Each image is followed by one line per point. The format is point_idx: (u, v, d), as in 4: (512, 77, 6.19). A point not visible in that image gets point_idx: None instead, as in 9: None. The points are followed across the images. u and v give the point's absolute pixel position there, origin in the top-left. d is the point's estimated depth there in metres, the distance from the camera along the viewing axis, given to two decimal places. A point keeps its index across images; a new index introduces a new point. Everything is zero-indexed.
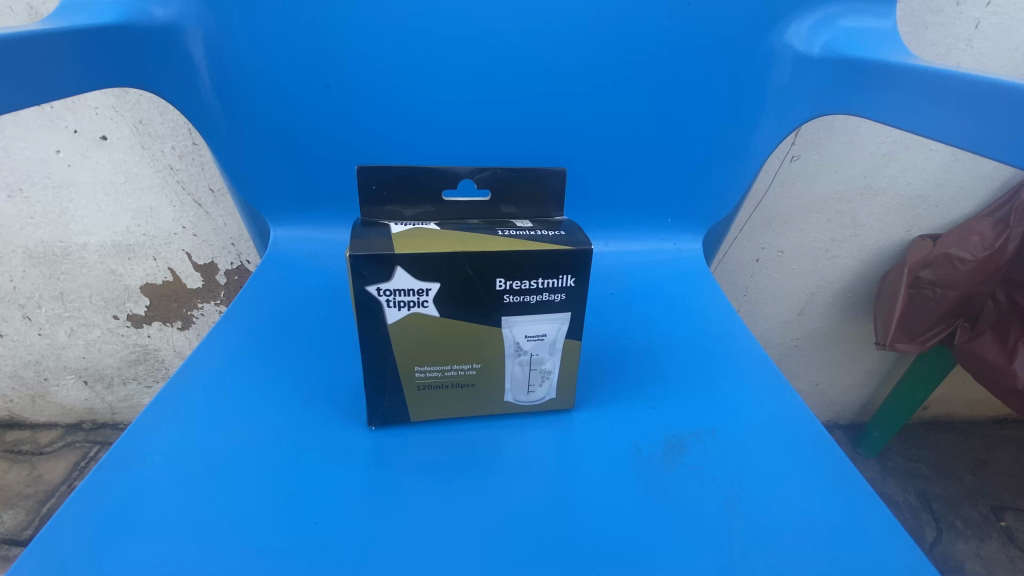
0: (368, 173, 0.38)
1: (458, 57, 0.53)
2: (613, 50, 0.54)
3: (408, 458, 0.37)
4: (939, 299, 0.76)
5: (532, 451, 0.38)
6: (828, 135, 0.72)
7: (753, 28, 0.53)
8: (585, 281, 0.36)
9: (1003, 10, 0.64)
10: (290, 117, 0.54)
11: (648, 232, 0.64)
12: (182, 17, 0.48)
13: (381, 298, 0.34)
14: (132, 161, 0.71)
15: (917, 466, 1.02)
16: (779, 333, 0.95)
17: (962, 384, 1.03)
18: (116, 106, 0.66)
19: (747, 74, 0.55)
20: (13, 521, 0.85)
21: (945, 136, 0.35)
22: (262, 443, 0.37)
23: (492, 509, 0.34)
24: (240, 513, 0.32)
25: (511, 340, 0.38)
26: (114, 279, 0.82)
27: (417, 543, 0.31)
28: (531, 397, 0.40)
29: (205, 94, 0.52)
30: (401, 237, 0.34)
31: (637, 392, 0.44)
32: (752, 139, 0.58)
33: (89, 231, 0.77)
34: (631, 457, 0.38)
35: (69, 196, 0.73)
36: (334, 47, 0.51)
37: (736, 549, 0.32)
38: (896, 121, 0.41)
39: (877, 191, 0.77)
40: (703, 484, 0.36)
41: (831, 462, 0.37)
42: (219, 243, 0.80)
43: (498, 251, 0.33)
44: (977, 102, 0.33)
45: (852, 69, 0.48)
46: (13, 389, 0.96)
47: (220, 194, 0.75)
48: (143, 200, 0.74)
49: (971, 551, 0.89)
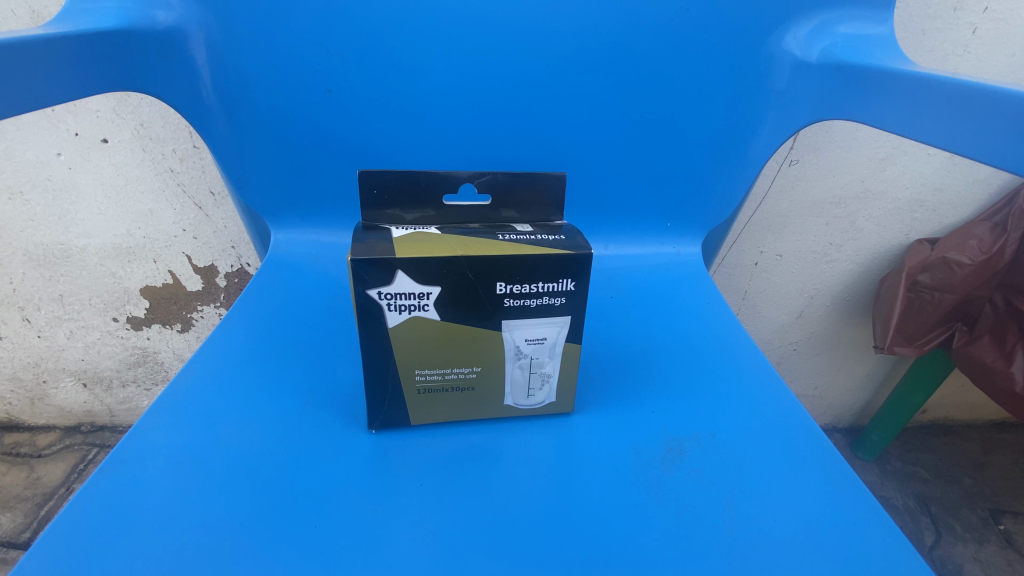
0: (368, 177, 0.37)
1: (459, 63, 0.53)
2: (612, 55, 0.54)
3: (409, 461, 0.37)
4: (937, 304, 0.76)
5: (532, 454, 0.38)
6: (827, 139, 0.73)
7: (752, 33, 0.53)
8: (585, 285, 0.36)
9: (1001, 15, 0.64)
10: (290, 120, 0.54)
11: (648, 236, 0.64)
12: (183, 22, 0.48)
13: (382, 302, 0.34)
14: (132, 164, 0.71)
15: (915, 469, 1.02)
16: (777, 337, 0.96)
17: (960, 388, 1.03)
18: (116, 109, 0.67)
19: (746, 79, 0.55)
20: (11, 524, 0.85)
21: (941, 141, 0.36)
22: (263, 445, 0.37)
23: (491, 512, 0.34)
24: (241, 516, 0.32)
25: (511, 344, 0.38)
26: (114, 282, 0.82)
27: (418, 544, 0.32)
28: (531, 401, 0.40)
29: (206, 98, 0.52)
30: (401, 241, 0.34)
31: (636, 395, 0.44)
32: (752, 143, 0.58)
33: (90, 234, 0.77)
34: (631, 460, 0.38)
35: (69, 199, 0.73)
36: (335, 51, 0.51)
37: (737, 552, 0.32)
38: (894, 126, 0.41)
39: (875, 196, 0.78)
40: (702, 487, 0.36)
41: (829, 466, 0.38)
42: (219, 246, 0.80)
43: (498, 255, 0.34)
44: (974, 108, 0.33)
45: (850, 75, 0.48)
46: (11, 391, 0.96)
47: (220, 197, 0.75)
48: (143, 203, 0.74)
49: (970, 554, 0.89)
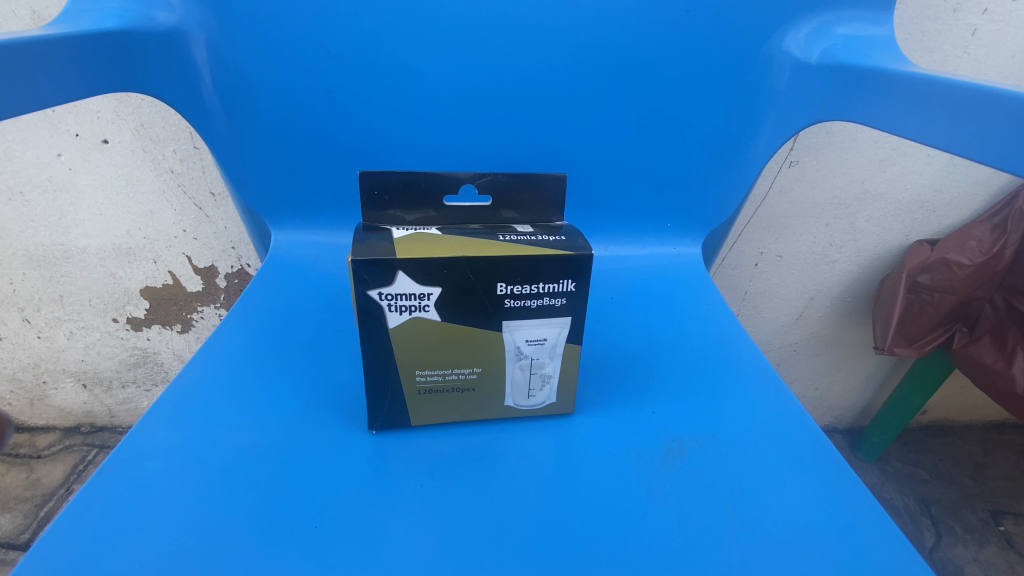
0: (369, 178, 0.37)
1: (459, 63, 0.54)
2: (612, 56, 0.54)
3: (409, 461, 0.37)
4: (937, 304, 0.76)
5: (532, 455, 0.38)
6: (826, 140, 0.73)
7: (752, 34, 0.53)
8: (586, 285, 0.36)
9: (1000, 17, 0.64)
10: (291, 120, 0.54)
11: (648, 237, 0.64)
12: (185, 22, 0.49)
13: (382, 302, 0.34)
14: (132, 165, 0.71)
15: (915, 470, 1.02)
16: (777, 337, 0.96)
17: (960, 388, 1.03)
18: (117, 110, 0.67)
19: (746, 80, 0.55)
20: (10, 525, 0.85)
21: (941, 142, 0.36)
22: (263, 446, 0.37)
23: (491, 512, 0.34)
24: (242, 516, 0.32)
25: (511, 344, 0.38)
26: (114, 283, 0.82)
27: (418, 544, 0.32)
28: (531, 402, 0.40)
29: (207, 98, 0.52)
30: (402, 242, 0.34)
31: (637, 395, 0.44)
32: (752, 144, 0.58)
33: (90, 235, 0.77)
34: (632, 461, 0.38)
35: (70, 200, 0.73)
36: (336, 52, 0.51)
37: (738, 554, 0.32)
38: (894, 128, 0.41)
39: (874, 197, 0.78)
40: (703, 488, 0.36)
41: (829, 466, 0.38)
42: (219, 246, 0.80)
43: (498, 255, 0.34)
44: (973, 109, 0.33)
45: (850, 76, 0.48)
46: (11, 392, 0.95)
47: (220, 198, 0.75)
48: (143, 203, 0.74)
49: (970, 555, 0.89)
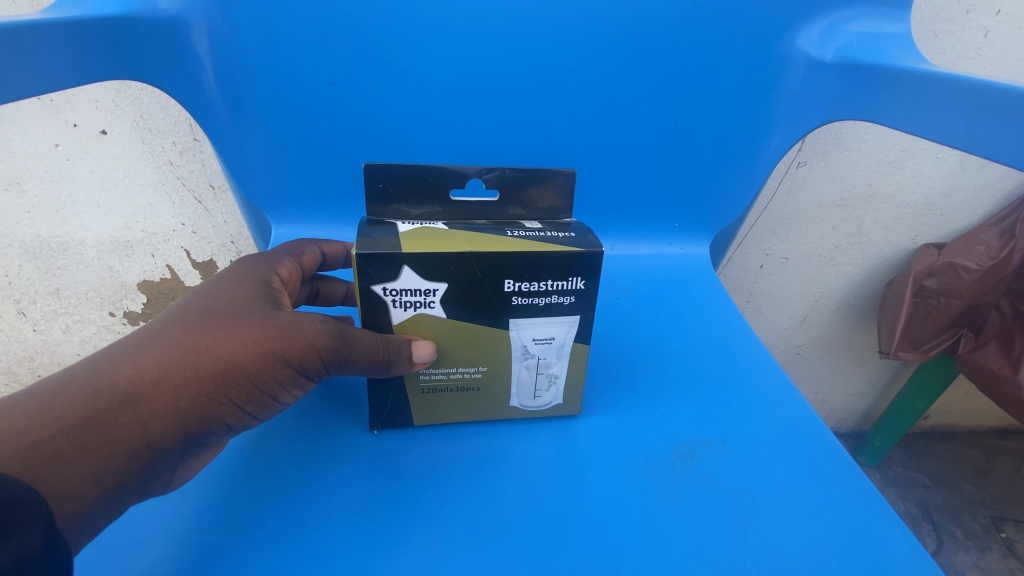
0: (374, 170, 0.36)
1: (464, 57, 0.52)
2: (620, 50, 0.53)
3: (412, 462, 0.36)
4: (943, 308, 0.75)
5: (537, 459, 0.37)
6: (834, 142, 0.72)
7: (766, 30, 0.52)
8: (596, 283, 0.35)
9: (1013, 19, 0.63)
10: (293, 112, 0.53)
11: (655, 237, 0.64)
12: (186, 10, 0.47)
13: (387, 298, 0.33)
14: (132, 156, 0.68)
15: (918, 476, 1.02)
16: (781, 339, 0.95)
17: (963, 394, 1.03)
18: (116, 100, 0.64)
19: (758, 79, 0.54)
20: None
21: (957, 141, 0.35)
22: (262, 446, 0.36)
23: (495, 517, 0.33)
24: (240, 519, 0.31)
25: (518, 343, 0.36)
26: (111, 277, 0.76)
27: (421, 550, 0.31)
28: (537, 402, 0.39)
29: (209, 89, 0.51)
30: (408, 236, 0.33)
31: (645, 398, 0.43)
32: (762, 143, 0.57)
33: (87, 227, 0.71)
34: (640, 465, 0.37)
35: (68, 191, 0.68)
36: (339, 43, 0.50)
37: (750, 562, 0.31)
38: (911, 127, 0.40)
39: (882, 200, 0.77)
40: (714, 494, 0.35)
41: (841, 473, 0.37)
42: (218, 241, 0.77)
43: (507, 251, 0.33)
44: (990, 108, 0.32)
45: (867, 75, 0.47)
46: None
47: (221, 190, 0.73)
48: (143, 195, 0.71)
49: (971, 562, 0.88)
